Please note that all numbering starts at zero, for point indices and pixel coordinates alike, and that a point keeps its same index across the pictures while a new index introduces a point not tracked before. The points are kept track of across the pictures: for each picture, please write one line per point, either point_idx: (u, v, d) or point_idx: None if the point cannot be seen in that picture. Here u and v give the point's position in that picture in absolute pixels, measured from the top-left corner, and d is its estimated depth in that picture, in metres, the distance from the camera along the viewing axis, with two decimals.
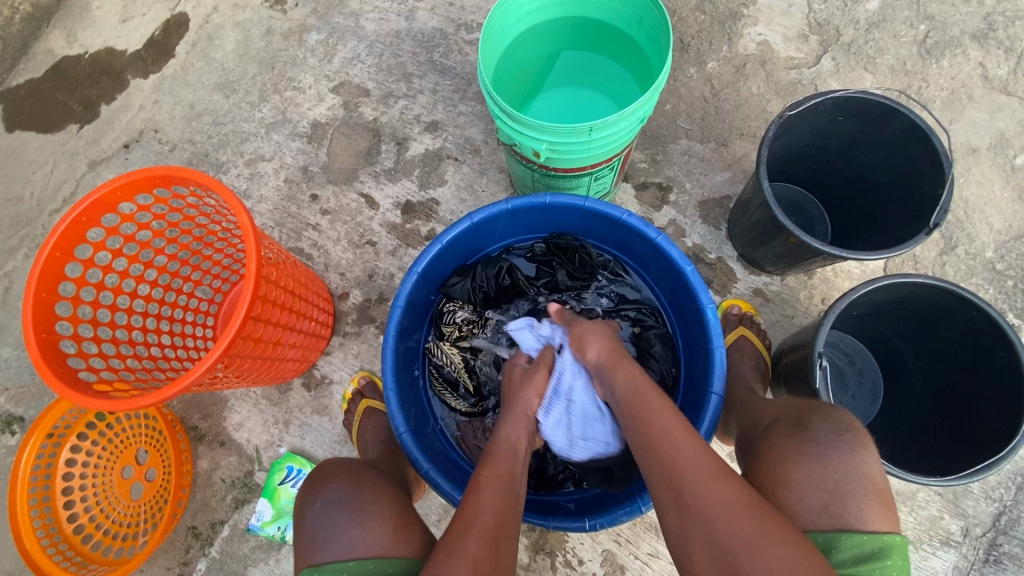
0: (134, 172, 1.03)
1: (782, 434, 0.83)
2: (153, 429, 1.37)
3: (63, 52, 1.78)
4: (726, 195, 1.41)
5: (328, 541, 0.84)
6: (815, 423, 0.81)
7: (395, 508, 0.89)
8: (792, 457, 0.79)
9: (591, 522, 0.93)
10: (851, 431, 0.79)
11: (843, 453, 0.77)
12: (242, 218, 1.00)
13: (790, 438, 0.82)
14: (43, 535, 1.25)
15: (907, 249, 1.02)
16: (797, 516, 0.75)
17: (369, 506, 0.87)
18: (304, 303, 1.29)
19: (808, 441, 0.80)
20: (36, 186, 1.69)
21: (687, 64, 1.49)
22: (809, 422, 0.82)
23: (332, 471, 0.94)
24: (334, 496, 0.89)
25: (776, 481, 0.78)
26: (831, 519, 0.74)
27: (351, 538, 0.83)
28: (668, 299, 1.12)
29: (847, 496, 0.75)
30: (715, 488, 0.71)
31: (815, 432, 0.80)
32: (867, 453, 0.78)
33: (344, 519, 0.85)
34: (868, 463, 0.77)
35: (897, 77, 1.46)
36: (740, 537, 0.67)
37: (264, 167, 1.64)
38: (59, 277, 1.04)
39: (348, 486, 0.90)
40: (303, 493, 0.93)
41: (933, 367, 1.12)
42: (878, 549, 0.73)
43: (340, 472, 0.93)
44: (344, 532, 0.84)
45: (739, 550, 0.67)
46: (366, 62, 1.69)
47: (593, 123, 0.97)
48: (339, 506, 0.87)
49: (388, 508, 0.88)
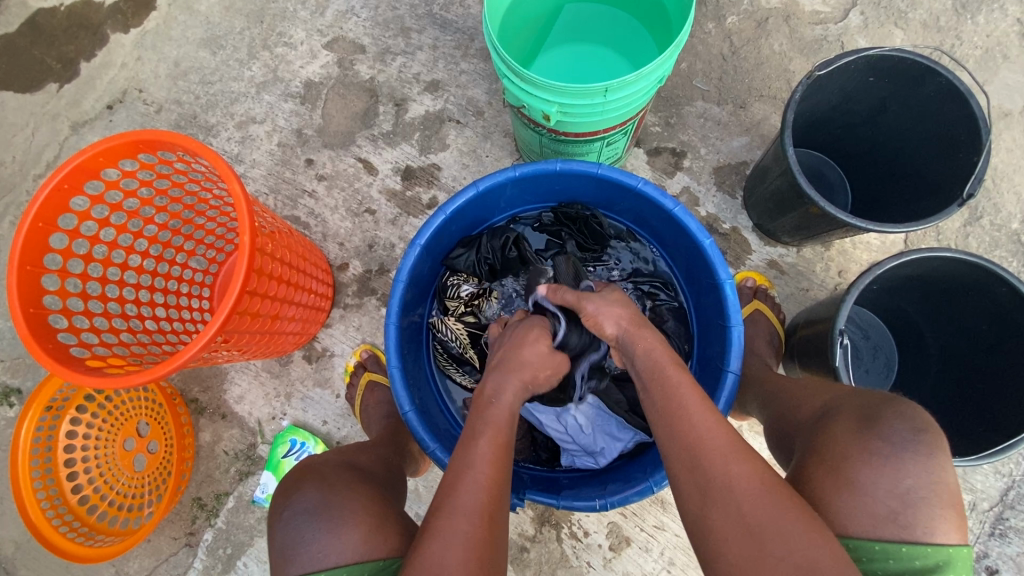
0: (115, 137, 0.97)
1: (848, 429, 0.74)
2: (153, 401, 1.35)
3: (38, 4, 1.66)
4: (743, 161, 1.34)
5: (299, 552, 0.77)
6: (888, 419, 0.72)
7: (370, 510, 0.81)
8: (856, 456, 0.71)
9: (603, 501, 0.90)
10: (926, 432, 0.70)
11: (916, 456, 0.69)
12: (232, 186, 0.94)
13: (854, 434, 0.73)
14: (48, 507, 1.25)
15: (937, 222, 0.96)
16: (855, 520, 0.69)
17: (340, 511, 0.79)
18: (303, 275, 1.24)
19: (879, 441, 0.71)
20: (18, 150, 1.61)
21: (705, 19, 1.39)
22: (882, 416, 0.73)
23: (302, 476, 0.87)
24: (302, 504, 0.81)
25: (837, 481, 0.71)
26: (896, 528, 0.67)
27: (322, 548, 0.76)
28: (683, 273, 1.07)
29: (917, 503, 0.68)
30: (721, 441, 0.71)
31: (887, 430, 0.71)
32: (945, 457, 0.69)
33: (313, 529, 0.78)
34: (944, 469, 0.69)
35: (928, 34, 1.37)
36: (740, 472, 0.68)
37: (255, 130, 1.56)
38: (44, 249, 0.99)
39: (318, 492, 0.82)
40: (276, 498, 0.86)
41: (953, 342, 1.08)
42: (942, 561, 0.67)
43: (311, 478, 0.85)
44: (313, 543, 0.77)
45: (745, 496, 0.66)
46: (361, 16, 1.58)
47: (608, 84, 0.89)
48: (308, 515, 0.79)
49: (362, 511, 0.80)
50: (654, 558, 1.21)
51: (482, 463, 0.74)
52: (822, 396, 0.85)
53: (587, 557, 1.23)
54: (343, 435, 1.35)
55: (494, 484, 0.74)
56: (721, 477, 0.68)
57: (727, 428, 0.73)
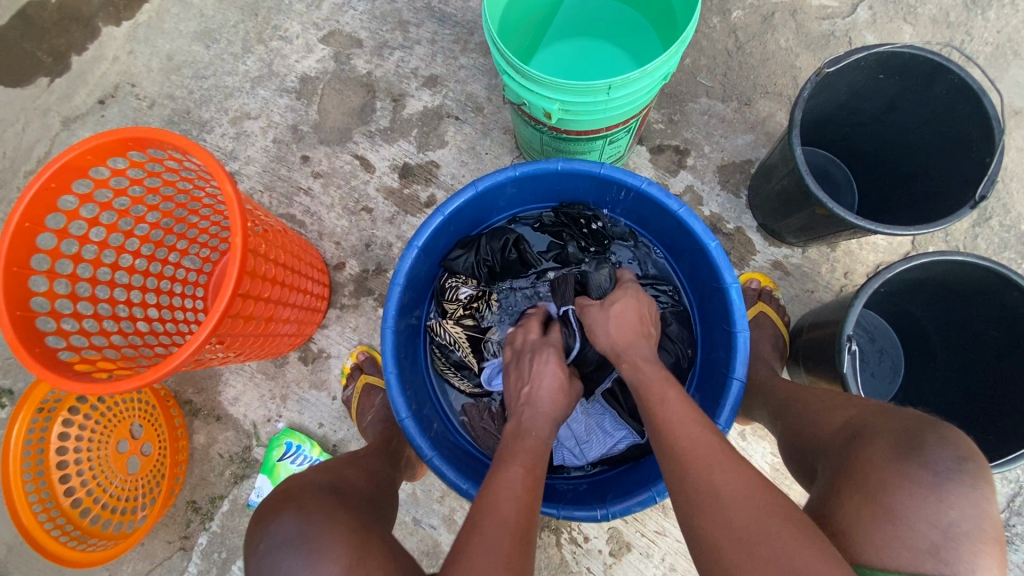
0: (104, 134, 0.94)
1: (883, 454, 0.68)
2: (145, 402, 1.33)
3: None
4: (747, 160, 1.31)
5: None
6: (929, 446, 0.66)
7: (356, 535, 0.72)
8: (893, 482, 0.65)
9: (605, 510, 0.88)
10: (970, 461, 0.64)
11: (959, 488, 0.63)
12: (224, 186, 0.91)
13: (890, 458, 0.67)
14: (41, 510, 1.23)
15: (949, 224, 0.93)
16: (890, 552, 0.63)
17: (322, 538, 0.70)
18: (298, 276, 1.21)
19: (921, 470, 0.64)
20: (8, 146, 1.58)
21: (709, 13, 1.36)
22: (923, 442, 0.66)
23: (281, 501, 0.77)
24: (280, 535, 0.71)
25: (873, 510, 0.65)
26: (935, 562, 0.61)
27: None
28: (687, 276, 1.04)
29: (959, 540, 0.61)
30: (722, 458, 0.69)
31: (929, 456, 0.65)
32: (989, 488, 0.63)
33: (291, 561, 0.68)
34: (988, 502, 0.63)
35: (938, 30, 1.34)
36: (740, 491, 0.65)
37: (250, 125, 1.53)
38: (31, 249, 0.96)
39: (298, 518, 0.72)
40: (251, 527, 0.77)
41: (960, 347, 1.06)
42: None
43: (290, 503, 0.76)
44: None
45: (741, 517, 0.63)
46: (358, 9, 1.54)
47: (612, 81, 0.86)
48: (286, 546, 0.69)
49: (347, 536, 0.71)
50: (655, 564, 1.20)
51: (518, 487, 0.73)
52: (847, 412, 0.79)
53: (588, 562, 1.21)
54: (340, 438, 1.33)
55: (528, 511, 0.71)
56: (726, 496, 0.65)
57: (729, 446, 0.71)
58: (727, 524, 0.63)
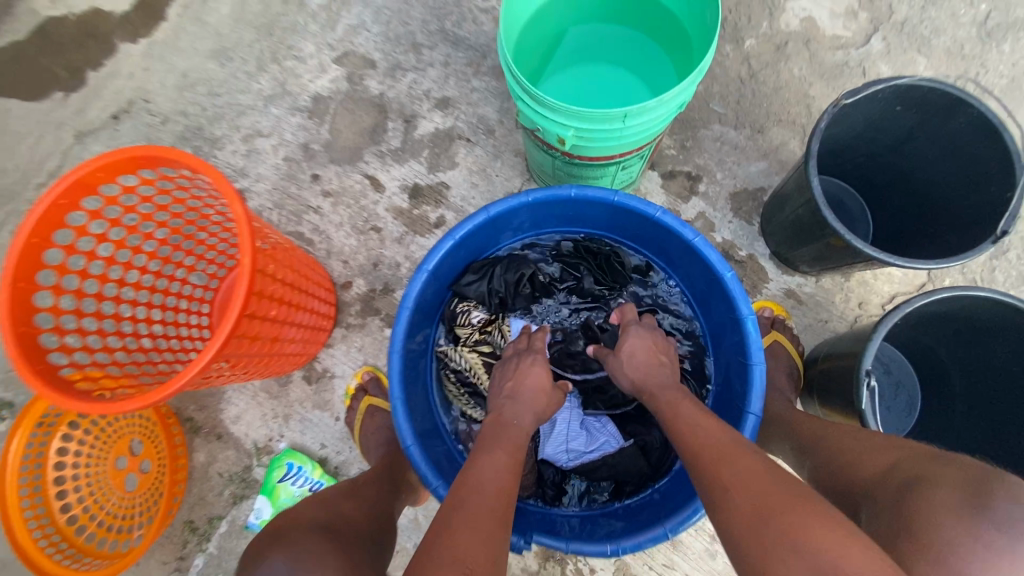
0: (115, 152, 0.94)
1: (948, 500, 0.58)
2: (146, 421, 1.32)
3: (45, 12, 1.65)
4: (760, 187, 1.31)
5: None
6: (998, 493, 0.56)
7: (346, 573, 0.70)
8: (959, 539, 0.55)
9: (614, 547, 0.83)
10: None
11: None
12: (234, 205, 0.90)
13: (959, 505, 0.57)
14: (35, 527, 1.22)
15: (969, 258, 0.91)
16: None
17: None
18: (305, 295, 1.21)
19: (992, 527, 0.55)
20: (21, 159, 1.60)
21: (723, 42, 1.36)
22: (991, 488, 0.57)
23: (275, 537, 0.75)
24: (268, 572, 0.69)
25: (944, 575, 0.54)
26: None
27: None
28: (703, 310, 1.03)
29: None
30: (751, 462, 0.67)
31: (1005, 513, 0.55)
32: None
33: None
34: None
35: (952, 62, 1.33)
36: (755, 483, 0.64)
37: (262, 143, 1.54)
38: (38, 264, 0.96)
39: (285, 558, 0.70)
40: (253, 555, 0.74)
41: (977, 378, 1.03)
42: None
43: (280, 541, 0.73)
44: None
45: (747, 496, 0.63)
46: (372, 31, 1.56)
47: (627, 109, 0.86)
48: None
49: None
50: None
51: (500, 470, 0.75)
52: (892, 453, 0.70)
53: None
54: (342, 460, 1.31)
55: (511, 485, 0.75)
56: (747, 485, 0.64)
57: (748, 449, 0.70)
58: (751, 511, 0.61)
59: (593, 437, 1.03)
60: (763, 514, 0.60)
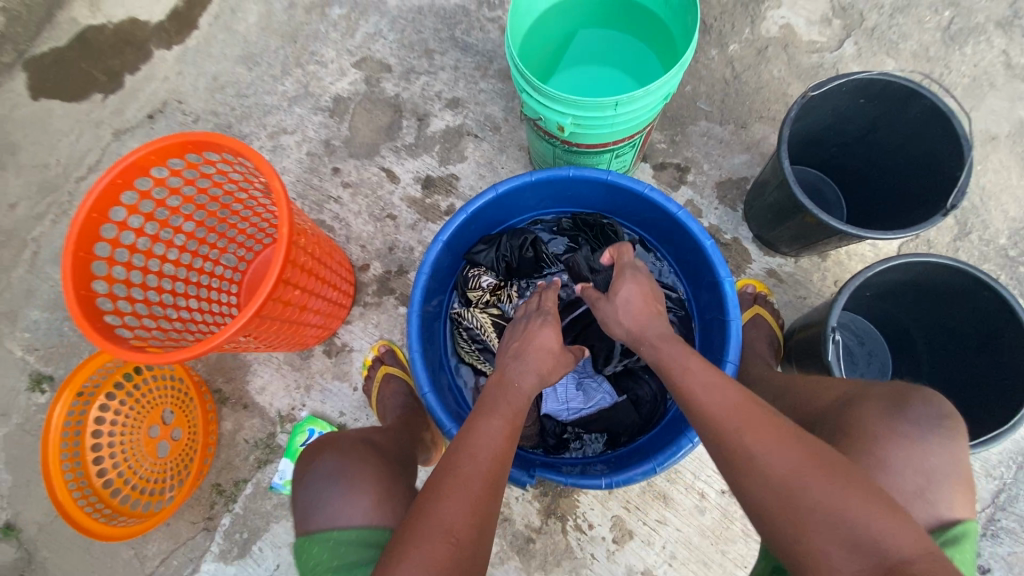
0: (168, 137, 1.06)
1: (877, 415, 0.80)
2: (179, 391, 1.43)
3: (88, 22, 1.80)
4: (743, 177, 1.43)
5: (318, 510, 0.88)
6: (912, 404, 0.79)
7: (378, 476, 0.93)
8: (886, 438, 0.78)
9: (608, 480, 0.94)
10: (948, 419, 0.79)
11: (933, 438, 0.77)
12: (274, 182, 1.03)
13: (884, 417, 0.79)
14: (74, 487, 1.32)
15: (925, 229, 1.03)
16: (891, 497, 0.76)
17: (356, 477, 0.91)
18: (328, 271, 1.33)
19: (905, 423, 0.78)
20: (62, 154, 1.73)
21: (709, 46, 1.49)
22: (909, 401, 0.80)
23: (325, 446, 0.99)
24: (322, 469, 0.93)
25: (872, 462, 0.77)
26: (923, 503, 0.75)
27: (336, 507, 0.87)
28: (689, 279, 1.17)
29: (938, 481, 0.76)
30: (770, 430, 0.74)
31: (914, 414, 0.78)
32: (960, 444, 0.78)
33: (330, 491, 0.89)
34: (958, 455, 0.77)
35: (919, 64, 1.46)
36: (777, 455, 0.71)
37: (286, 140, 1.67)
38: (95, 237, 1.08)
39: (336, 460, 0.94)
40: (304, 462, 0.98)
41: (941, 341, 1.14)
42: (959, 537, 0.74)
43: (329, 448, 0.97)
44: (331, 503, 0.88)
45: (773, 466, 0.70)
46: (388, 38, 1.70)
47: (619, 98, 0.99)
48: (326, 478, 0.91)
49: (374, 478, 0.92)
50: (655, 552, 1.26)
51: (498, 436, 0.82)
52: (836, 386, 0.89)
53: (591, 549, 1.27)
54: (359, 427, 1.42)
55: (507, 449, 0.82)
56: (772, 457, 0.71)
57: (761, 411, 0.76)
58: (779, 486, 0.69)
59: (590, 396, 1.14)
60: (792, 487, 0.68)
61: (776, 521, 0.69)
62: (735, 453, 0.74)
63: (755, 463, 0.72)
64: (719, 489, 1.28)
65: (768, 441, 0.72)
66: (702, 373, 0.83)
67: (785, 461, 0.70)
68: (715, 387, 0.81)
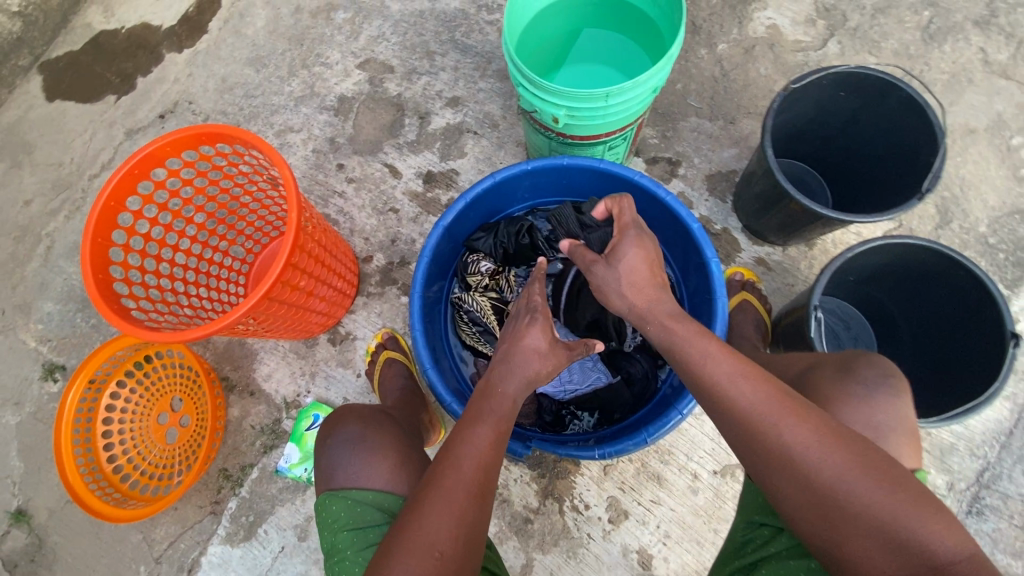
0: (184, 129, 1.12)
1: (831, 378, 0.90)
2: (188, 379, 1.49)
3: (102, 27, 1.87)
4: (732, 170, 1.49)
5: (340, 473, 0.94)
6: (861, 367, 0.89)
7: (397, 443, 0.97)
8: (842, 401, 0.88)
9: (600, 451, 0.99)
10: (893, 377, 0.89)
11: (884, 393, 0.87)
12: (283, 171, 1.08)
13: (838, 381, 0.89)
14: (86, 472, 1.38)
15: (902, 212, 1.08)
16: None
17: (375, 444, 0.95)
18: (333, 261, 1.38)
19: (855, 384, 0.88)
20: (76, 152, 1.80)
21: (698, 46, 1.55)
22: (857, 365, 0.90)
23: (345, 416, 1.03)
24: (343, 435, 0.96)
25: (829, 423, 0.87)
26: None
27: (355, 471, 0.93)
28: (678, 264, 1.23)
29: (886, 437, 0.86)
30: (806, 431, 0.74)
31: (863, 376, 0.88)
32: (907, 399, 0.88)
33: (350, 456, 0.94)
34: (906, 408, 0.87)
35: (899, 61, 1.52)
36: (814, 456, 0.72)
37: (292, 138, 1.73)
38: (112, 224, 1.14)
39: (356, 428, 0.98)
40: (325, 429, 1.03)
41: (921, 323, 1.19)
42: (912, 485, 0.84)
43: (350, 415, 1.01)
44: (350, 466, 0.93)
45: (813, 467, 0.72)
46: (391, 40, 1.77)
47: (609, 89, 1.04)
48: (346, 444, 0.95)
49: (392, 447, 0.95)
50: (650, 530, 1.29)
51: (489, 445, 0.83)
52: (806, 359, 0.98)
53: (588, 528, 1.31)
54: None
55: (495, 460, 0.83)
56: (809, 458, 0.73)
57: (792, 407, 0.77)
58: (815, 490, 0.71)
59: (587, 377, 1.18)
60: (830, 489, 0.71)
61: (812, 523, 0.72)
62: (769, 454, 0.75)
63: (794, 465, 0.73)
64: (711, 469, 1.32)
65: (808, 444, 0.73)
66: (730, 369, 0.82)
67: (825, 463, 0.72)
68: (742, 385, 0.80)
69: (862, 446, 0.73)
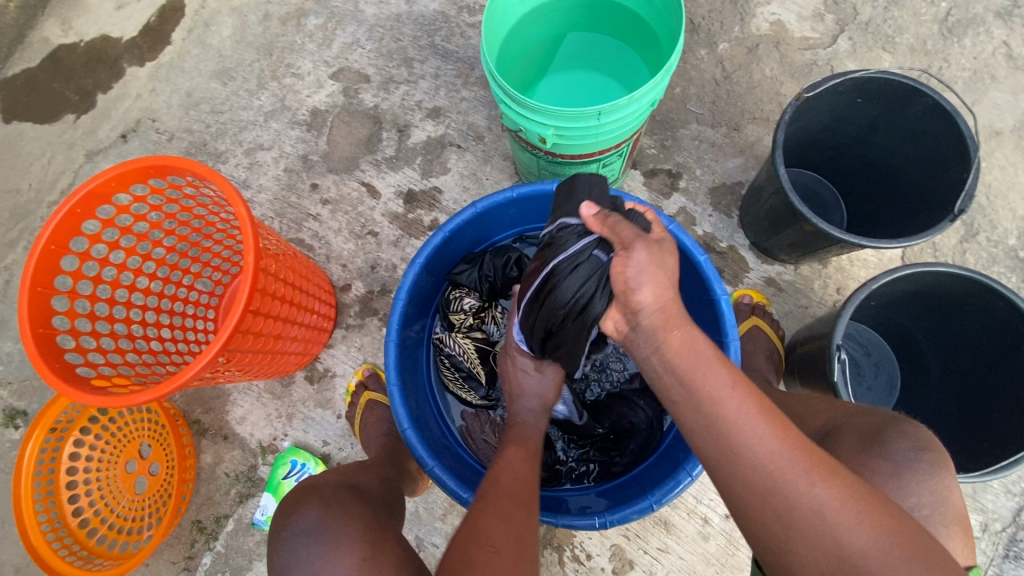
0: (128, 162, 0.99)
1: (852, 449, 0.80)
2: (155, 423, 1.36)
3: (59, 40, 1.75)
4: (738, 181, 1.37)
5: (298, 572, 0.81)
6: (894, 439, 0.79)
7: (365, 531, 0.85)
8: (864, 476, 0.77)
9: (602, 519, 0.88)
10: (929, 450, 0.78)
11: (918, 474, 0.77)
12: (239, 209, 0.96)
13: (859, 451, 0.80)
14: (49, 530, 1.24)
15: (930, 236, 0.97)
16: None
17: (339, 533, 0.83)
18: (306, 296, 1.26)
19: (883, 460, 0.78)
20: (33, 178, 1.67)
21: (697, 46, 1.43)
22: (886, 435, 0.80)
23: (303, 497, 0.90)
24: (302, 524, 0.84)
25: None
26: None
27: (315, 571, 0.80)
28: (683, 296, 1.11)
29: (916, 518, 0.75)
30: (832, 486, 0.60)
31: (893, 449, 0.78)
32: (944, 475, 0.77)
33: (309, 550, 0.82)
34: (945, 486, 0.77)
35: (916, 57, 1.40)
36: (842, 520, 0.59)
37: (263, 156, 1.61)
38: (55, 270, 1.01)
39: (317, 513, 0.85)
40: (280, 516, 0.90)
41: (951, 354, 1.08)
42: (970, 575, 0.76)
43: (311, 499, 0.89)
44: (310, 564, 0.81)
45: (836, 531, 0.58)
46: (366, 47, 1.64)
47: (601, 107, 0.93)
48: (305, 536, 0.83)
49: (359, 535, 0.83)
50: None
51: (519, 461, 0.86)
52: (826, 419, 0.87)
53: None
54: (344, 456, 1.37)
55: (534, 477, 0.85)
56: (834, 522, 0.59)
57: (817, 456, 0.62)
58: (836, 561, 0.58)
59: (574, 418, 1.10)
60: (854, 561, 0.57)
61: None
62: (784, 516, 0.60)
63: (813, 529, 0.59)
64: (723, 512, 1.21)
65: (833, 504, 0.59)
66: (751, 405, 0.64)
67: (852, 528, 0.58)
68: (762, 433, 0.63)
69: (890, 508, 0.61)
